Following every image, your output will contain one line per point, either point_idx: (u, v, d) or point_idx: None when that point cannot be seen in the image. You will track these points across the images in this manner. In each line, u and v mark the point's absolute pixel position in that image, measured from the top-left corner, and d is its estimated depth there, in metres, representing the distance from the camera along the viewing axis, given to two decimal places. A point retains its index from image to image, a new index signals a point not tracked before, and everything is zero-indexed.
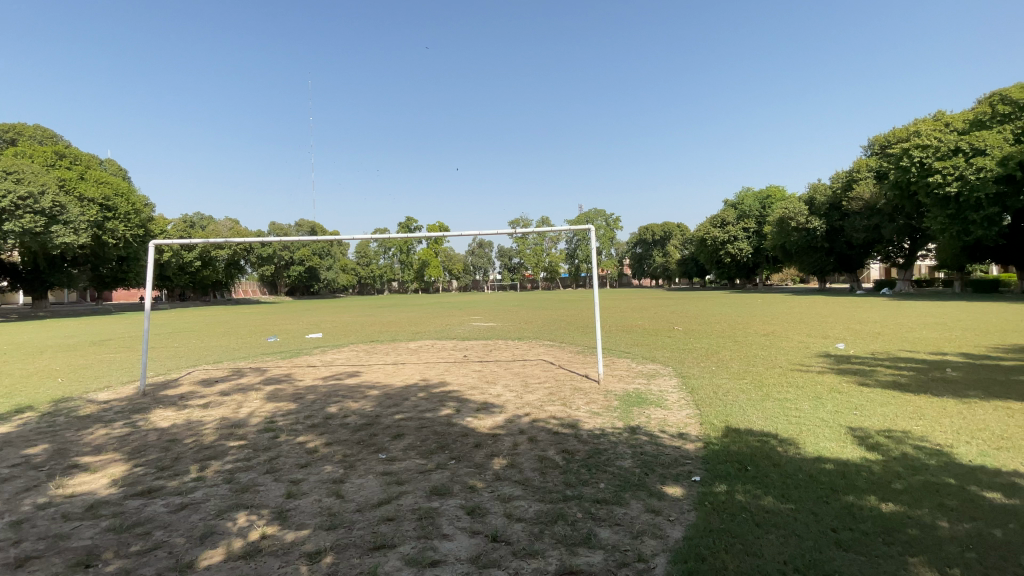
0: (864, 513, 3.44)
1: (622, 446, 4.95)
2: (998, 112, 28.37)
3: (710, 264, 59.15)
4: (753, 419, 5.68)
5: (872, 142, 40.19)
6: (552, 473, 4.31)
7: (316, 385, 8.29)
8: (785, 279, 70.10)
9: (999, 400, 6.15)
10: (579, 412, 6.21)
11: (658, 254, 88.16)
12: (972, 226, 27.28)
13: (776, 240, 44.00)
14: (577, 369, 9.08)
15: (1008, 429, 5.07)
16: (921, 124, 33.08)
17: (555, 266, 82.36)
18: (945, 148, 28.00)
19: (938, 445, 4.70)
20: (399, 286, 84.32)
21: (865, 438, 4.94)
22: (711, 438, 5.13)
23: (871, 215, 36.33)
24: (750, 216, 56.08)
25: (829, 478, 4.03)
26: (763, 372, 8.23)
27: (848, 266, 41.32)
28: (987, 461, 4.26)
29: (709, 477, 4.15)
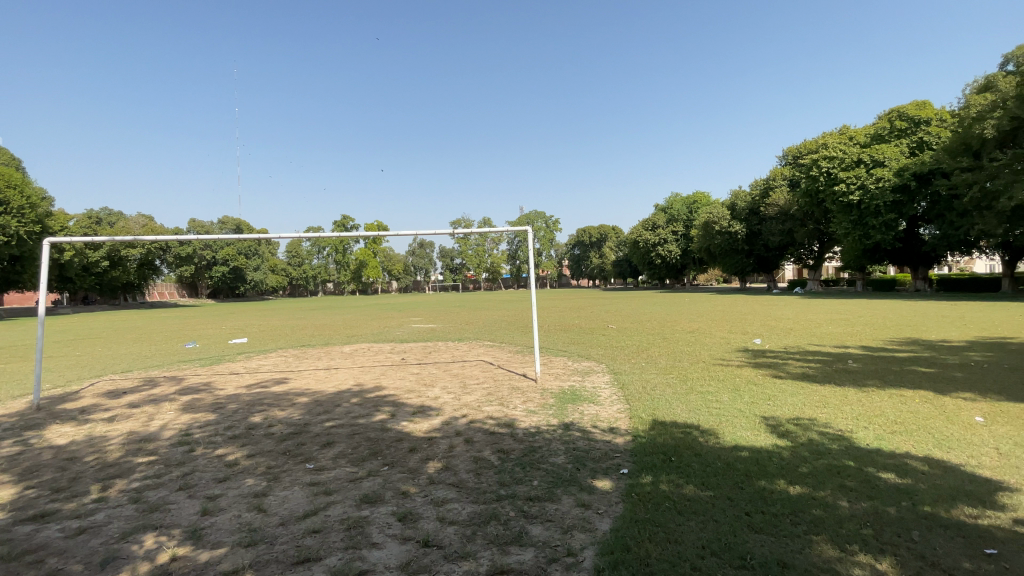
0: (774, 496, 3.71)
1: (556, 443, 5.05)
2: (896, 128, 31.65)
3: (643, 266, 61.67)
4: (677, 412, 5.99)
5: (785, 153, 43.65)
6: (486, 474, 4.32)
7: (239, 394, 7.79)
8: (711, 278, 74.44)
9: (892, 389, 6.84)
10: (516, 411, 6.27)
11: (595, 255, 90.73)
12: (872, 231, 30.23)
13: (703, 243, 46.64)
14: (515, 369, 9.16)
15: (898, 414, 5.68)
16: (829, 137, 36.35)
17: (496, 267, 82.46)
18: (849, 160, 31.00)
19: (840, 430, 5.18)
20: (335, 287, 81.13)
21: (776, 426, 5.34)
22: (639, 431, 5.35)
23: (785, 220, 39.38)
24: (679, 220, 59.09)
25: (744, 465, 4.31)
26: (688, 367, 8.70)
27: (766, 267, 44.60)
28: (881, 444, 4.74)
29: (636, 469, 4.31)
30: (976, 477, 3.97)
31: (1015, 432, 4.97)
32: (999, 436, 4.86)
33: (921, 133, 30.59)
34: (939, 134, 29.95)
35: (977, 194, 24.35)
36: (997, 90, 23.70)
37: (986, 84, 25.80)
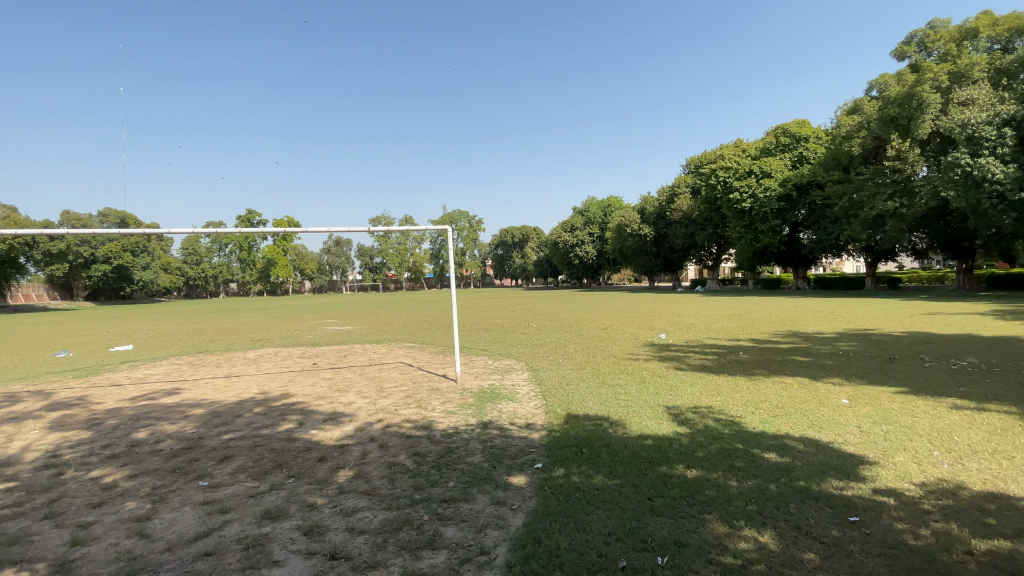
0: (673, 481, 4.00)
1: (473, 442, 5.07)
2: (781, 143, 35.39)
3: (562, 266, 63.60)
4: (590, 405, 6.27)
5: (688, 163, 47.14)
6: (400, 479, 4.22)
7: (121, 409, 6.94)
8: (624, 278, 78.52)
9: (776, 377, 7.63)
10: (435, 412, 6.19)
11: (517, 255, 92.17)
12: (760, 235, 33.57)
13: (616, 244, 49.08)
14: (435, 369, 9.04)
15: (779, 399, 6.37)
16: (725, 148, 39.83)
17: (418, 267, 80.52)
18: (742, 170, 34.16)
19: (732, 416, 5.69)
20: (240, 288, 74.98)
21: (678, 415, 5.75)
22: (554, 425, 5.52)
23: (689, 224, 42.53)
24: (595, 223, 61.67)
25: (648, 452, 4.60)
26: (601, 362, 9.10)
27: (672, 267, 47.96)
28: (765, 427, 5.28)
29: (550, 463, 4.44)
30: (841, 452, 4.55)
31: (871, 411, 5.76)
32: (860, 415, 5.60)
33: (801, 149, 34.50)
34: (815, 150, 33.96)
35: (846, 204, 27.81)
36: (863, 113, 27.15)
37: (854, 107, 29.54)
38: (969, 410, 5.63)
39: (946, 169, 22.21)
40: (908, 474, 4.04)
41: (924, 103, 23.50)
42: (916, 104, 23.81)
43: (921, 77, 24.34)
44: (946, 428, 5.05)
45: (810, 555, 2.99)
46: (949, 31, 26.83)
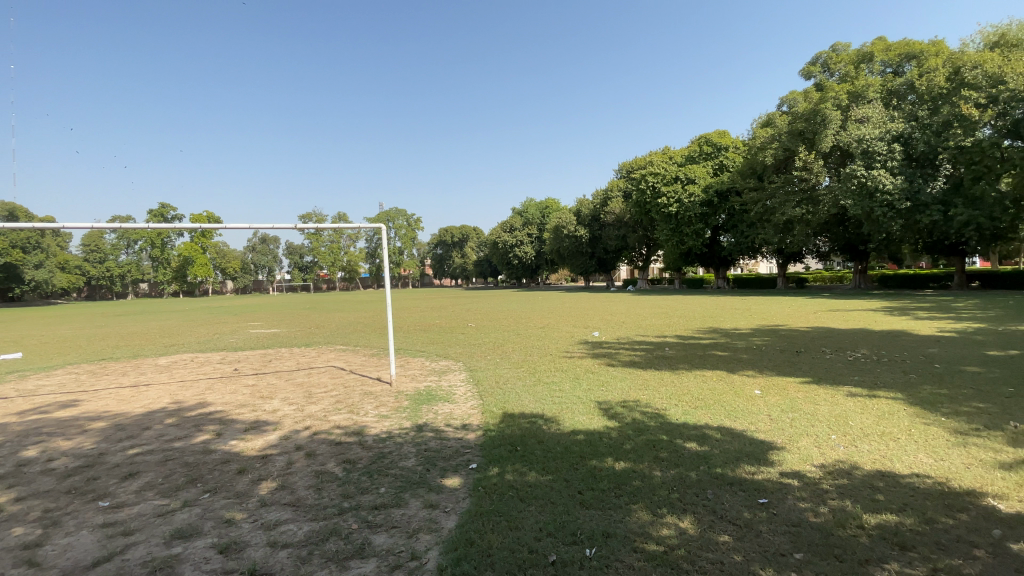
0: (602, 473, 4.14)
1: (407, 446, 4.97)
2: (704, 151, 37.68)
3: (501, 266, 63.88)
4: (525, 403, 6.36)
5: (620, 168, 48.98)
6: (328, 488, 4.06)
7: (4, 425, 6.16)
8: (562, 278, 80.23)
9: (697, 370, 8.13)
10: (367, 418, 6.01)
11: (456, 255, 91.57)
12: (686, 238, 35.56)
13: (553, 245, 50.06)
14: (368, 372, 8.79)
15: (701, 392, 6.78)
16: (654, 155, 41.77)
17: (353, 266, 77.75)
18: (669, 176, 35.98)
19: (658, 409, 6.00)
20: (152, 288, 68.72)
21: (608, 409, 5.98)
22: (489, 425, 5.54)
23: (621, 226, 44.25)
24: (533, 224, 62.60)
25: (579, 447, 4.73)
26: (537, 360, 9.26)
27: (606, 268, 49.66)
28: (687, 418, 5.61)
29: (484, 463, 4.45)
30: (754, 439, 4.92)
31: (781, 400, 6.27)
32: (771, 405, 6.08)
33: (721, 158, 36.95)
34: (733, 159, 36.51)
35: (760, 210, 30.05)
36: (775, 126, 29.47)
37: (767, 120, 31.98)
38: (863, 397, 6.27)
39: (845, 180, 24.57)
40: (810, 457, 4.45)
41: (826, 119, 25.80)
42: (820, 119, 26.05)
43: (824, 96, 26.66)
44: (843, 414, 5.61)
45: (725, 537, 3.20)
46: (848, 54, 29.78)
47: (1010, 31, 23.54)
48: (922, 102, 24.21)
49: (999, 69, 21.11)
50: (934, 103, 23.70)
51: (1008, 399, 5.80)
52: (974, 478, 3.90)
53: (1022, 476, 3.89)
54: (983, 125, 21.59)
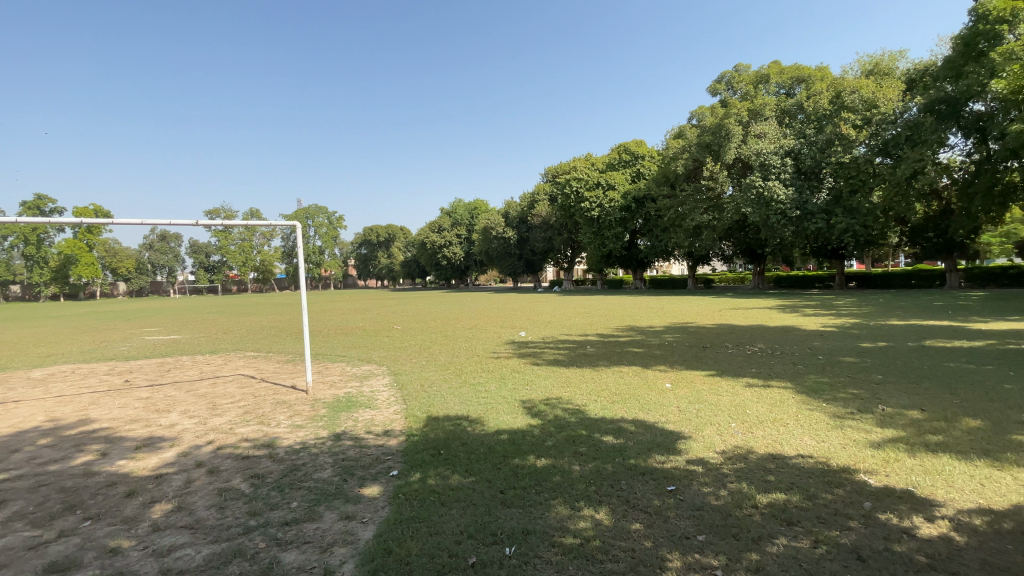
0: (522, 471, 4.21)
1: (323, 457, 4.75)
2: (624, 159, 39.70)
3: (429, 267, 62.93)
4: (450, 405, 6.31)
5: (546, 173, 50.18)
6: (233, 506, 3.78)
7: None
8: (490, 278, 80.56)
9: (615, 367, 8.53)
10: (280, 428, 5.66)
11: (382, 255, 88.98)
12: (607, 241, 37.21)
13: (482, 246, 50.18)
14: (282, 380, 8.27)
15: (618, 387, 7.10)
16: (577, 161, 43.25)
17: (268, 266, 72.77)
18: (591, 182, 37.49)
19: (578, 405, 6.21)
20: (23, 290, 59.89)
21: (531, 407, 6.10)
22: (412, 430, 5.44)
23: (548, 229, 45.21)
24: (461, 225, 62.40)
25: (502, 447, 4.79)
26: (463, 361, 9.23)
27: (533, 269, 50.60)
28: (605, 413, 5.86)
29: (406, 468, 4.37)
30: (665, 430, 5.25)
31: (688, 392, 6.76)
32: (680, 397, 6.51)
33: (638, 166, 39.07)
34: (650, 167, 38.67)
35: (672, 216, 32.16)
36: (686, 138, 31.66)
37: (679, 133, 34.27)
38: (759, 387, 6.89)
39: (746, 190, 26.95)
40: (713, 444, 4.83)
41: (729, 134, 28.16)
42: (724, 133, 28.43)
43: (728, 112, 29.10)
44: (742, 403, 6.14)
45: (636, 524, 3.38)
46: (749, 74, 32.62)
47: (880, 62, 26.92)
48: (810, 121, 27.07)
49: (873, 94, 24.08)
50: (820, 123, 26.60)
51: (876, 386, 6.64)
52: (847, 456, 4.43)
53: (884, 452, 4.49)
54: (859, 145, 24.65)
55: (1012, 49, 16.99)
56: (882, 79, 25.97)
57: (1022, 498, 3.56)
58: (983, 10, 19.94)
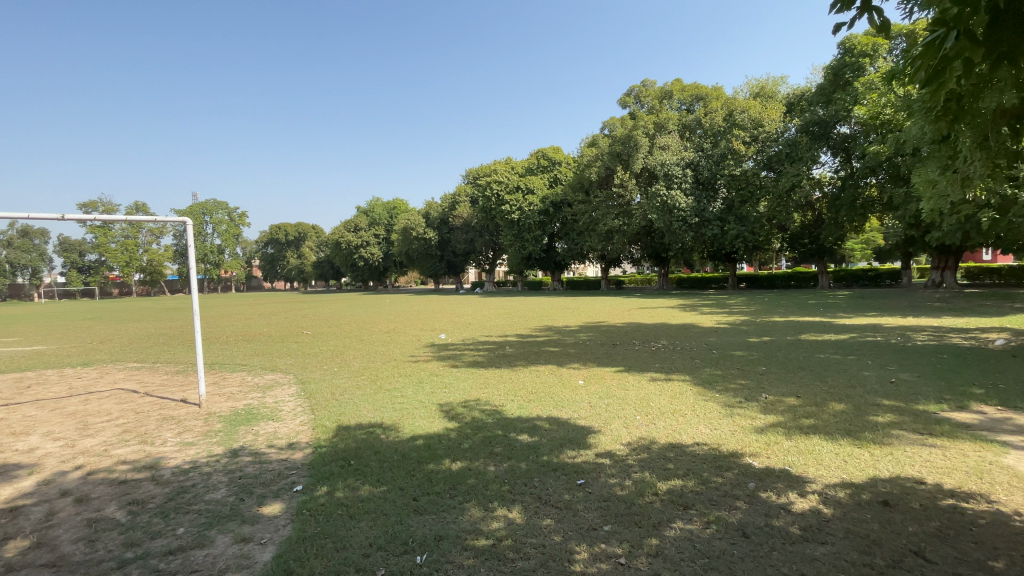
0: (437, 477, 4.15)
1: (217, 476, 4.36)
2: (542, 164, 40.81)
3: (344, 267, 60.32)
4: (363, 413, 6.07)
5: (467, 174, 50.16)
6: (105, 537, 3.35)
7: None
8: (410, 279, 79.10)
9: (533, 366, 8.70)
10: (165, 448, 5.11)
11: (293, 255, 83.83)
12: (527, 244, 37.94)
13: (401, 247, 48.99)
14: (171, 394, 7.47)
15: (535, 386, 7.24)
16: (498, 164, 43.68)
17: (158, 267, 65.90)
18: (511, 185, 38.09)
19: (495, 406, 6.24)
20: None
21: (448, 411, 6.04)
22: (320, 441, 5.17)
23: (469, 230, 45.14)
24: (379, 225, 60.58)
25: (417, 453, 4.69)
26: (380, 366, 8.92)
27: (454, 270, 50.34)
28: (521, 412, 5.95)
29: (312, 482, 4.14)
30: (576, 426, 5.45)
31: (599, 388, 7.07)
32: (591, 393, 6.79)
33: (556, 171, 40.33)
34: (566, 173, 40.04)
35: (587, 220, 33.54)
36: (599, 146, 33.21)
37: (592, 141, 35.85)
38: (662, 381, 7.38)
39: (652, 197, 28.82)
40: (620, 437, 5.09)
41: (637, 144, 29.95)
42: (633, 144, 30.20)
43: (636, 124, 30.95)
44: (648, 397, 6.53)
45: (547, 520, 3.46)
46: (655, 90, 34.86)
47: (766, 86, 30.01)
48: (706, 136, 29.38)
49: (759, 114, 27.03)
50: (715, 138, 29.07)
51: (762, 376, 7.39)
52: (736, 441, 4.87)
53: (766, 436, 5.01)
54: (747, 159, 27.58)
55: (870, 81, 19.82)
56: (767, 102, 28.98)
57: (875, 470, 4.13)
58: (848, 44, 23.15)
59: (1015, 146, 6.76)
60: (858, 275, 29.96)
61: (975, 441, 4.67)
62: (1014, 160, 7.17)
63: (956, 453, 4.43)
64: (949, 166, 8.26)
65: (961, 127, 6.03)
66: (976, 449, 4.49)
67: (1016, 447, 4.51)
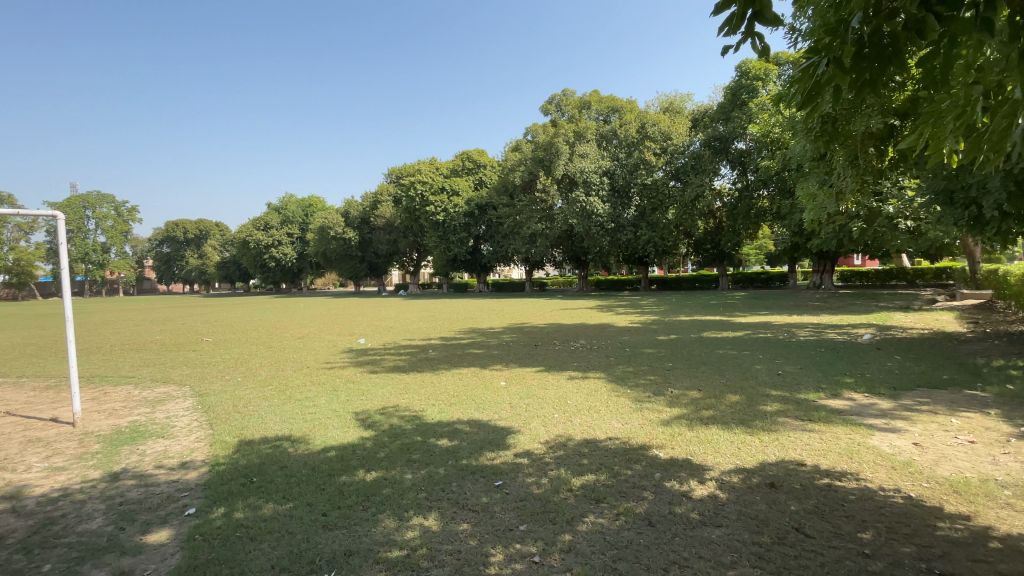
0: (349, 488, 3.99)
1: (92, 504, 3.85)
2: (467, 166, 40.82)
3: (254, 268, 56.26)
4: (268, 426, 5.67)
5: (389, 173, 48.84)
6: None
7: None
8: (329, 282, 75.67)
9: (454, 369, 8.65)
10: (26, 475, 4.43)
11: (193, 256, 76.75)
12: (452, 245, 37.64)
13: (317, 248, 46.57)
14: (38, 413, 6.51)
15: (456, 389, 7.19)
16: (421, 164, 43.01)
17: (27, 269, 57.10)
18: (435, 186, 37.67)
19: (415, 411, 6.11)
20: None
21: (365, 419, 5.82)
22: (218, 458, 4.76)
23: (392, 231, 44.00)
24: (293, 223, 57.38)
25: (327, 465, 4.47)
26: (290, 375, 8.37)
27: (376, 271, 48.71)
28: (441, 416, 5.88)
29: (208, 504, 3.80)
30: (496, 427, 5.49)
31: (520, 388, 7.17)
32: (513, 394, 6.86)
33: (481, 174, 40.49)
34: (491, 176, 40.35)
35: (511, 223, 33.94)
36: (522, 151, 33.86)
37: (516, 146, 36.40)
38: (580, 379, 7.65)
39: (573, 203, 29.81)
40: (538, 436, 5.20)
41: (558, 151, 30.91)
42: (554, 151, 31.09)
43: (557, 131, 31.93)
44: (565, 395, 6.73)
45: (464, 525, 3.44)
46: (575, 99, 36.11)
47: (674, 101, 32.18)
48: (621, 146, 30.89)
49: (668, 128, 28.97)
50: (629, 149, 30.61)
51: (670, 372, 7.88)
52: (645, 434, 5.16)
53: (672, 428, 5.35)
54: (658, 169, 29.45)
55: (762, 102, 21.91)
56: (675, 116, 31.03)
57: (763, 455, 4.57)
58: (745, 68, 25.41)
59: (877, 165, 7.74)
60: (753, 277, 33.04)
61: (846, 425, 5.31)
62: (877, 177, 8.15)
63: (830, 436, 5.01)
64: (827, 181, 9.28)
65: (835, 147, 6.81)
66: (847, 432, 5.10)
67: (877, 428, 5.20)
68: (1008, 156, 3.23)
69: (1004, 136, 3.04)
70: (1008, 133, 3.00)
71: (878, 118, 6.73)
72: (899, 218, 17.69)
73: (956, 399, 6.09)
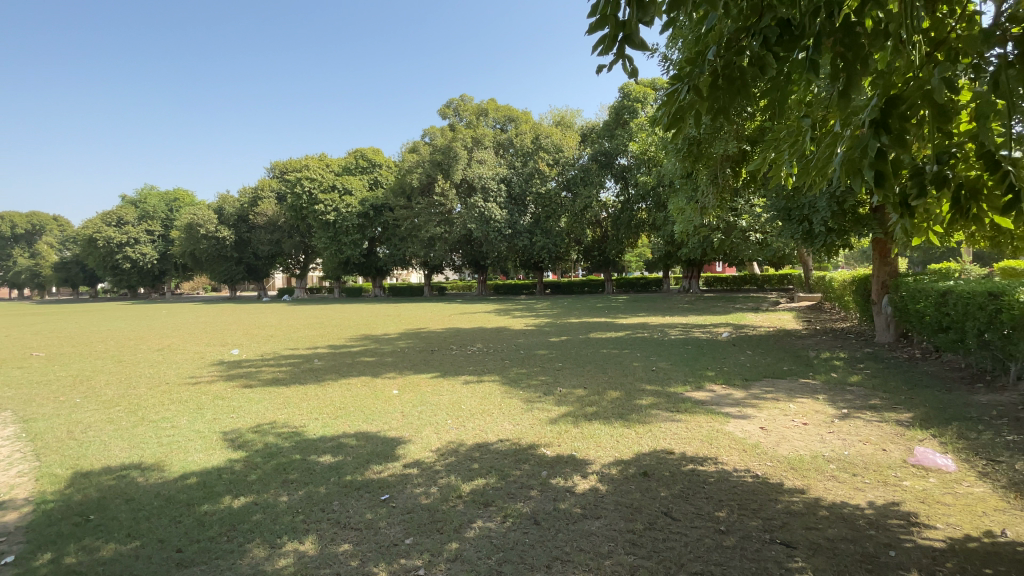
0: (212, 518, 3.58)
1: None
2: (360, 165, 39.19)
3: (102, 270, 48.40)
4: (113, 453, 4.90)
5: (273, 167, 45.17)
6: None
7: None
8: (199, 286, 67.71)
9: (343, 379, 8.20)
10: None
11: (19, 255, 64.03)
12: (344, 247, 35.75)
13: (185, 247, 41.46)
14: None
15: (343, 401, 6.80)
16: (310, 159, 40.37)
17: None
18: (325, 184, 35.58)
19: (295, 427, 5.67)
20: None
21: (235, 439, 5.27)
22: (46, 494, 4.00)
23: (275, 230, 40.64)
24: (155, 219, 50.60)
25: (187, 494, 3.97)
26: (143, 394, 7.29)
27: (256, 274, 44.61)
28: (324, 431, 5.53)
29: (28, 550, 3.18)
30: (385, 438, 5.29)
31: (413, 396, 7.01)
32: (405, 402, 6.68)
33: (375, 174, 39.13)
34: (386, 177, 39.13)
35: (409, 226, 33.14)
36: (419, 153, 33.27)
37: (413, 147, 35.71)
38: (474, 383, 7.66)
39: (471, 208, 29.94)
40: (429, 444, 5.12)
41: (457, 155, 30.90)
42: (453, 154, 31.03)
43: (456, 135, 31.94)
44: (458, 400, 6.70)
45: (345, 546, 3.26)
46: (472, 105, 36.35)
47: (565, 116, 33.86)
48: (517, 155, 31.87)
49: (560, 140, 30.33)
50: (525, 158, 31.60)
51: (560, 373, 8.22)
52: (534, 434, 5.32)
53: (559, 427, 5.58)
54: (551, 179, 30.71)
55: (641, 123, 23.84)
56: (566, 130, 32.66)
57: (639, 447, 4.94)
58: (627, 90, 27.47)
59: (733, 184, 8.77)
60: (635, 282, 35.80)
61: (707, 414, 5.95)
62: (733, 194, 9.24)
63: (695, 425, 5.57)
64: (694, 196, 10.32)
65: (700, 165, 7.60)
66: (709, 420, 5.72)
67: (732, 416, 5.90)
68: (828, 180, 3.78)
69: (824, 165, 3.55)
70: (828, 163, 3.52)
71: (734, 143, 7.63)
72: (751, 231, 20.32)
73: (793, 387, 7.14)
